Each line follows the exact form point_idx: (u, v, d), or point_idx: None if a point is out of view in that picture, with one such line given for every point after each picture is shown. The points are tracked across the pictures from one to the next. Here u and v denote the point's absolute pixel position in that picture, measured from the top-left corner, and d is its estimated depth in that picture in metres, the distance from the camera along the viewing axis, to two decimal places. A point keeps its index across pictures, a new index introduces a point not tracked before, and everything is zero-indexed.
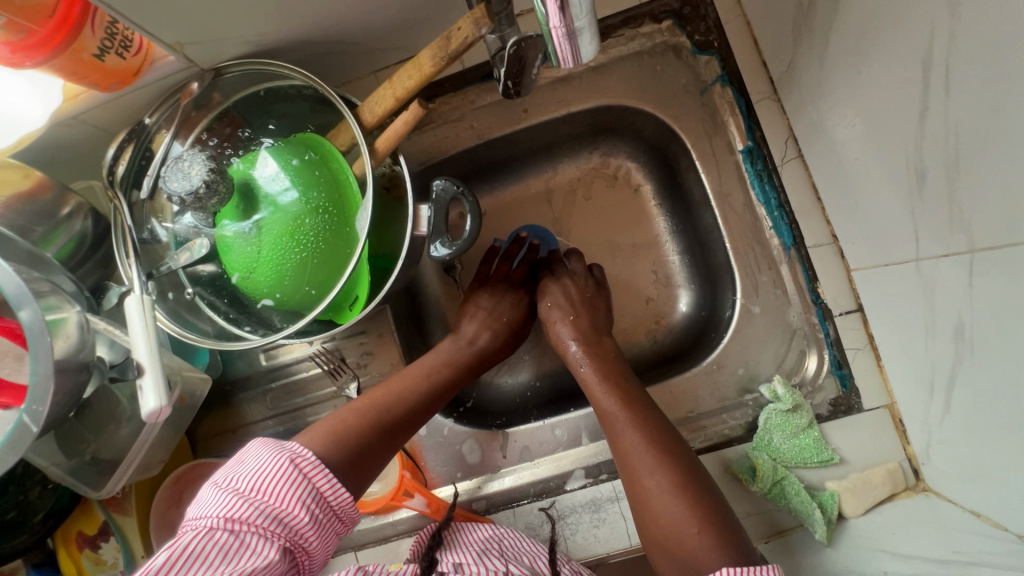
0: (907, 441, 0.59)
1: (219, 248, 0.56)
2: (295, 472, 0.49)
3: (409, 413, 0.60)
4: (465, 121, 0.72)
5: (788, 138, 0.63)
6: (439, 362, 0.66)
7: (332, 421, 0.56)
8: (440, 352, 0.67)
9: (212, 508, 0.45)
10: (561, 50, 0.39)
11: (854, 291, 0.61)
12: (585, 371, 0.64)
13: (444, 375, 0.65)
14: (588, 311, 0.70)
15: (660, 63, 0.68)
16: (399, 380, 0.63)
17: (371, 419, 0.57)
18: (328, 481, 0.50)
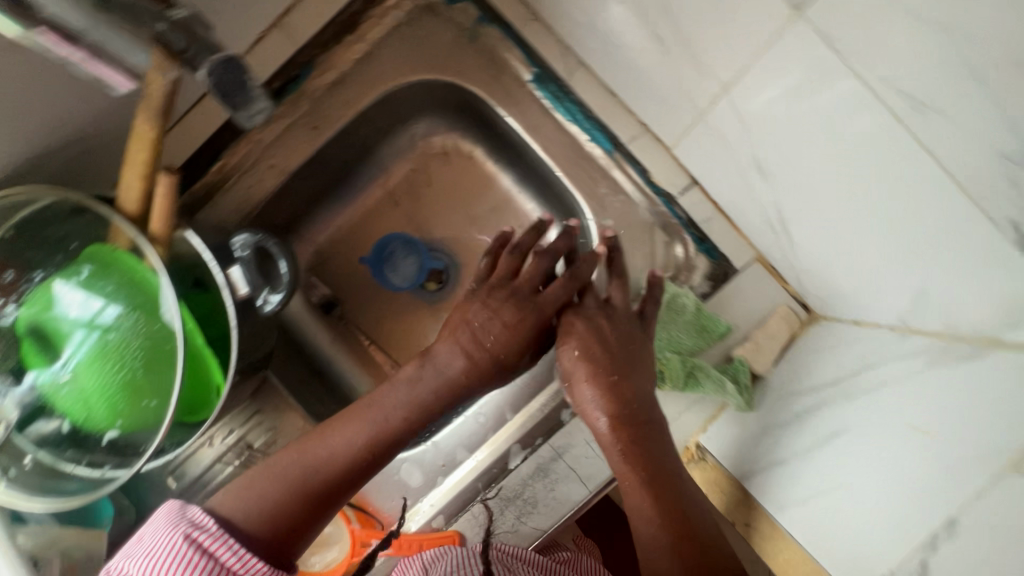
0: (785, 282, 0.60)
1: (37, 400, 0.51)
2: (190, 549, 0.44)
3: (358, 473, 0.53)
4: (263, 164, 0.67)
5: (563, 49, 0.62)
6: (406, 419, 0.55)
7: (270, 486, 0.51)
8: (420, 385, 0.56)
9: None
10: (103, 72, 0.42)
11: (683, 167, 0.61)
12: (601, 415, 0.55)
13: (401, 414, 0.55)
14: (614, 364, 0.56)
15: (420, 28, 0.66)
16: (351, 432, 0.54)
17: (313, 487, 0.51)
18: (227, 555, 0.45)
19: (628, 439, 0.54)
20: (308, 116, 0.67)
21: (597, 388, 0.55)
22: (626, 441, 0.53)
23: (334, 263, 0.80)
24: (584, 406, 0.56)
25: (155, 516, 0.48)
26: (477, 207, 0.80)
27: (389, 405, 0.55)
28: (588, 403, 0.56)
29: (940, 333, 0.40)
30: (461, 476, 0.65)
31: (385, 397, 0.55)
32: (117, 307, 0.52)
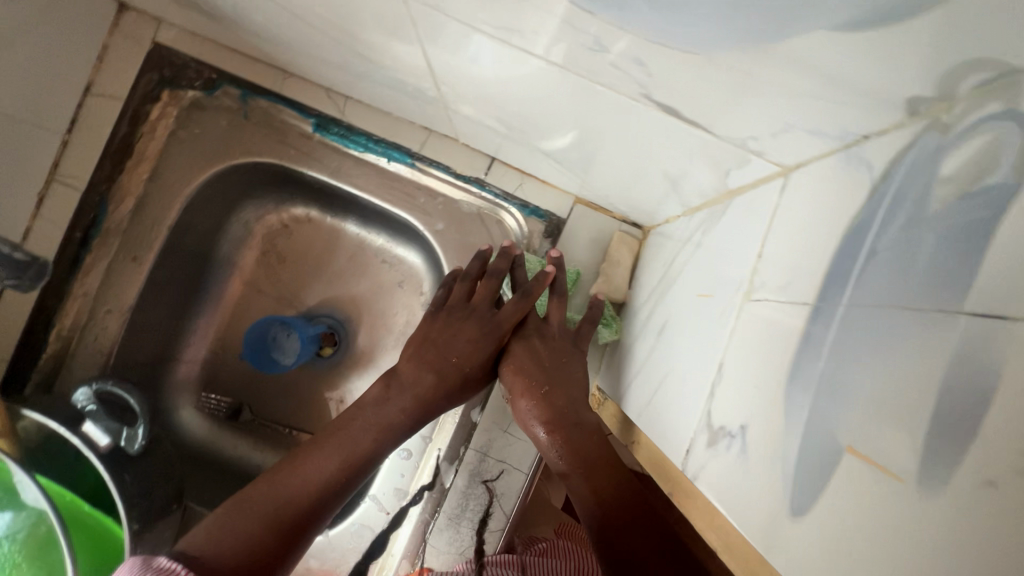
0: (608, 211, 0.64)
1: None
2: None
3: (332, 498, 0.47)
4: (99, 312, 0.67)
5: (327, 94, 0.65)
6: (377, 441, 0.51)
7: (244, 520, 0.42)
8: (388, 406, 0.53)
9: None
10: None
11: (477, 151, 0.64)
12: (532, 417, 0.52)
13: (371, 434, 0.51)
14: (548, 376, 0.52)
15: (195, 126, 0.68)
16: (328, 456, 0.48)
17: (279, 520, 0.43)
18: None
19: (564, 436, 0.49)
20: (124, 248, 0.67)
21: (529, 399, 0.52)
22: (559, 440, 0.48)
23: (224, 372, 0.79)
24: (522, 417, 0.53)
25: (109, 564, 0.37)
26: (336, 263, 0.81)
27: (362, 426, 0.51)
28: (523, 413, 0.52)
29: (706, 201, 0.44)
30: (409, 515, 0.64)
31: (357, 420, 0.51)
32: None
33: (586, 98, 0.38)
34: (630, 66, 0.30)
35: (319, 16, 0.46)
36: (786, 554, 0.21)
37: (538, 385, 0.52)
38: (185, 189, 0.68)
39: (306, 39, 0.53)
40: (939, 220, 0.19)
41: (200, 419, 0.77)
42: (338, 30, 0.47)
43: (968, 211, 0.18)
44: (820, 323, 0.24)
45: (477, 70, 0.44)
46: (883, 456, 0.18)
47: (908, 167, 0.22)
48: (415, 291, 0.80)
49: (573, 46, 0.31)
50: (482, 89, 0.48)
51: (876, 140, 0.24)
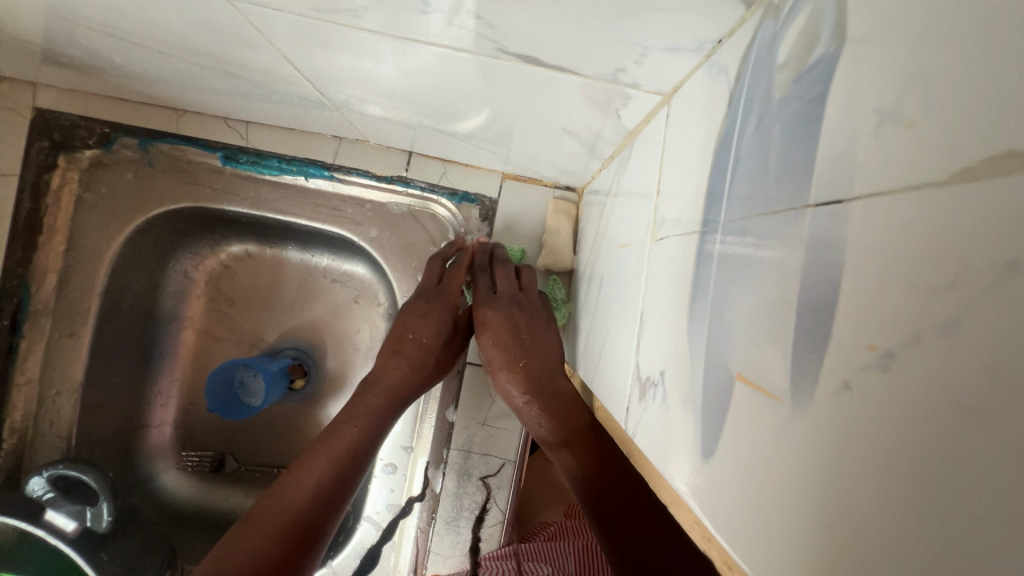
0: (538, 180, 0.62)
1: None
2: None
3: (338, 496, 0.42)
4: (49, 396, 0.65)
5: (227, 123, 0.63)
6: (364, 429, 0.47)
7: (241, 542, 0.37)
8: (365, 400, 0.49)
9: None
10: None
11: (392, 148, 0.62)
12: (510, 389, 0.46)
13: (359, 426, 0.47)
14: (521, 349, 0.47)
15: (101, 185, 0.65)
16: (317, 457, 0.43)
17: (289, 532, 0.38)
18: None
19: (543, 403, 0.43)
20: (59, 325, 0.65)
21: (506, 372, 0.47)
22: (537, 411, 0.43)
23: (198, 426, 0.77)
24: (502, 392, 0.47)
25: None
26: (287, 293, 0.79)
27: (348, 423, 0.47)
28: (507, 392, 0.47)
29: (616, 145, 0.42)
30: (408, 529, 0.63)
31: (340, 415, 0.47)
32: None
33: (457, 68, 0.36)
34: (470, 22, 0.28)
35: (175, 42, 0.43)
36: (702, 497, 0.20)
37: (514, 356, 0.47)
38: (107, 252, 0.65)
39: (176, 70, 0.50)
40: (783, 110, 0.18)
41: (184, 479, 0.75)
42: (198, 53, 0.45)
43: (804, 95, 0.16)
44: (709, 240, 0.22)
45: (347, 66, 0.41)
46: (764, 378, 0.17)
47: (753, 64, 0.20)
48: (372, 303, 0.77)
49: (411, 13, 0.29)
50: (365, 85, 0.46)
51: (728, 42, 0.22)
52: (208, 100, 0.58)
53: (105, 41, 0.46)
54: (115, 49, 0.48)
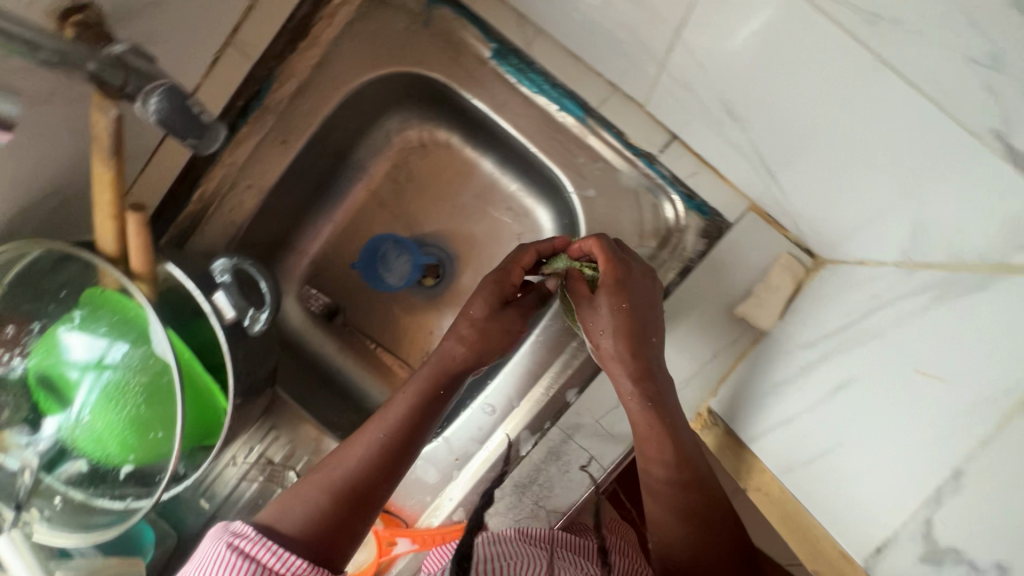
0: (783, 229, 0.56)
1: (60, 442, 0.53)
2: (238, 556, 0.42)
3: (387, 465, 0.53)
4: (239, 185, 0.67)
5: (519, 20, 0.59)
6: (412, 409, 0.56)
7: (300, 496, 0.50)
8: (415, 384, 0.57)
9: (209, 558, 0.42)
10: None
11: (660, 123, 0.57)
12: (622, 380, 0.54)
13: (405, 408, 0.55)
14: (641, 326, 0.55)
15: (374, 21, 0.64)
16: (367, 435, 0.54)
17: (337, 491, 0.50)
18: (276, 557, 0.43)
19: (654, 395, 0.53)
20: (277, 129, 0.66)
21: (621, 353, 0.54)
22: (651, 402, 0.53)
23: (330, 272, 0.80)
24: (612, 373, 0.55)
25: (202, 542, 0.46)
26: (462, 198, 0.78)
27: (397, 404, 0.56)
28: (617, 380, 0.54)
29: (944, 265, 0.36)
30: (475, 470, 0.65)
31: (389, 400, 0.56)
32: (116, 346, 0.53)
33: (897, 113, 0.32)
34: None
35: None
36: None
37: (634, 335, 0.54)
38: (348, 86, 0.66)
39: None
40: None
41: (300, 310, 0.79)
42: None
43: None
44: None
45: None
46: None
47: None
48: None
49: None
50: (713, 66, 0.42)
51: None
52: None
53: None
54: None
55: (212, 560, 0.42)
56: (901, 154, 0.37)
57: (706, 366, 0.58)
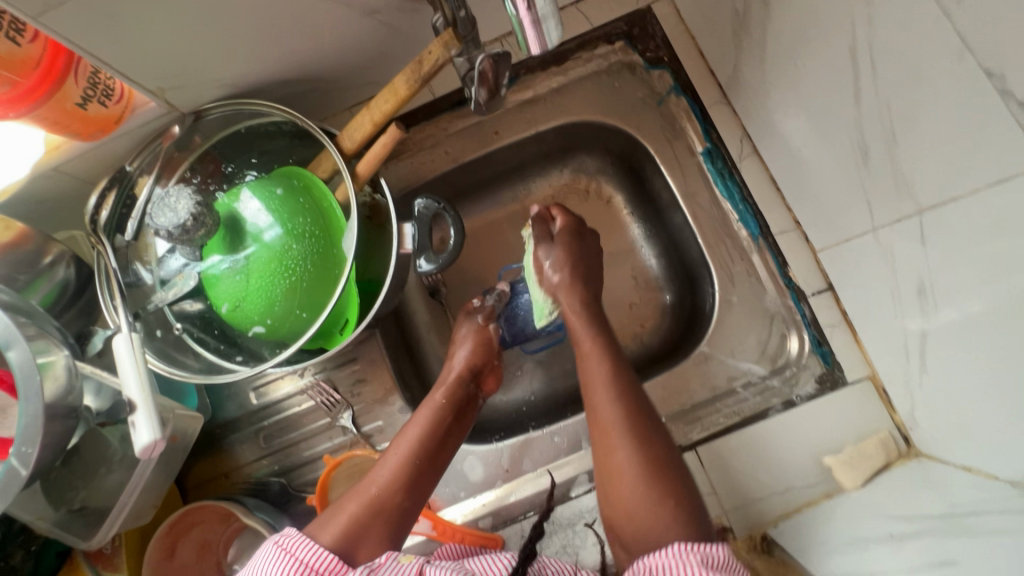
0: (893, 409, 0.61)
1: (207, 280, 0.57)
2: (279, 550, 0.50)
3: (402, 480, 0.60)
4: (439, 148, 0.75)
5: (742, 136, 0.68)
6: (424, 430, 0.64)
7: (335, 512, 0.57)
8: (425, 411, 0.66)
9: (261, 560, 0.50)
10: (528, 38, 0.39)
11: (822, 271, 0.64)
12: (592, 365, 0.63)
13: (415, 436, 0.63)
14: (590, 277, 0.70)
15: (617, 80, 0.73)
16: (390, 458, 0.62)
17: (363, 501, 0.57)
18: (310, 552, 0.50)
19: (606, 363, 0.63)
20: (494, 121, 0.74)
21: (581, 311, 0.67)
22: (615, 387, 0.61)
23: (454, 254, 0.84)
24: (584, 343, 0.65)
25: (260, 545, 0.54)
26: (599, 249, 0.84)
27: (411, 432, 0.64)
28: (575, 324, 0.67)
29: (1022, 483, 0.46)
30: (519, 487, 0.65)
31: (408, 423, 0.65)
32: (306, 225, 0.57)
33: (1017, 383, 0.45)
34: None
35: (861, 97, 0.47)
36: None
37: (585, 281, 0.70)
38: (567, 116, 0.74)
39: (804, 96, 0.55)
40: None
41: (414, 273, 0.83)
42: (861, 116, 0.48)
43: None
44: None
45: (961, 242, 0.44)
46: None
47: None
48: (638, 320, 0.81)
49: None
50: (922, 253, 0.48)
51: None
52: (766, 117, 0.63)
53: (809, 41, 0.51)
54: (798, 46, 0.52)
55: (262, 557, 0.50)
56: (981, 389, 0.48)
57: (776, 496, 0.61)
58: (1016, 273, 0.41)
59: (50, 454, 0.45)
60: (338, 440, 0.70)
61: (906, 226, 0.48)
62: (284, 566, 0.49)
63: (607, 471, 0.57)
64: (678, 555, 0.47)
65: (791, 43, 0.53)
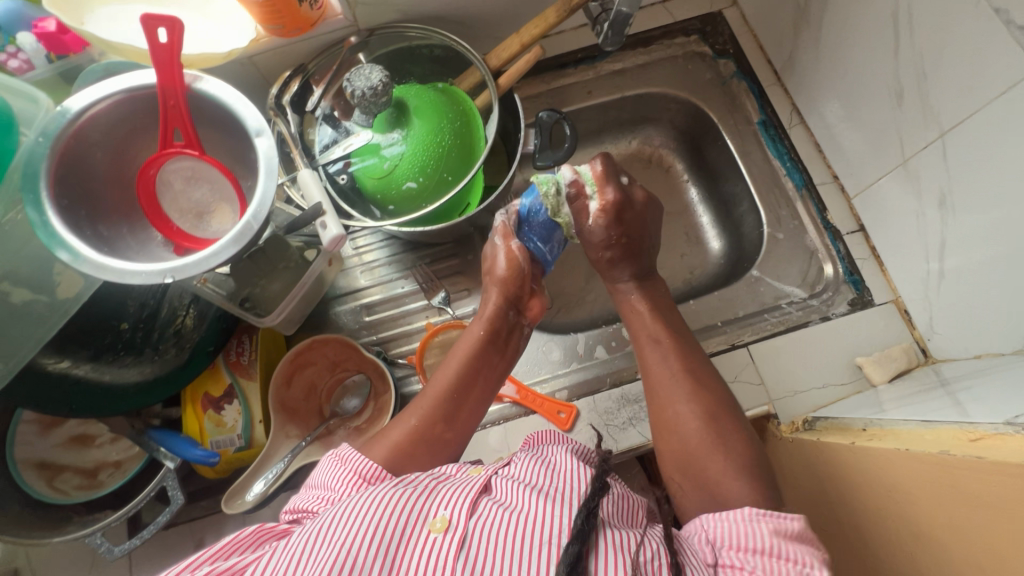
0: (913, 326, 0.73)
1: (371, 145, 0.69)
2: (337, 459, 0.57)
3: (440, 408, 0.63)
4: (541, 99, 0.90)
5: (792, 109, 0.85)
6: (462, 364, 0.65)
7: (380, 440, 0.61)
8: (465, 346, 0.67)
9: (324, 472, 0.57)
10: None
11: (855, 214, 0.78)
12: (643, 320, 0.67)
13: (456, 370, 0.65)
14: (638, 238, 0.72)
15: (690, 64, 0.91)
16: (427, 396, 0.64)
17: (406, 431, 0.61)
18: (360, 463, 0.57)
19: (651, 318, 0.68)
20: (588, 83, 0.91)
21: (628, 283, 0.72)
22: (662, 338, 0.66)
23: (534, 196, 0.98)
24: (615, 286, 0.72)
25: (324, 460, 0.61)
26: None
27: (448, 367, 0.65)
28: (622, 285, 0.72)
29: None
30: (592, 370, 0.76)
31: (449, 356, 0.66)
32: (455, 113, 0.71)
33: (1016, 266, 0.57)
34: None
35: (897, 53, 0.63)
36: None
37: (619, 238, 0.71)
38: (647, 87, 0.91)
39: (848, 64, 0.71)
40: None
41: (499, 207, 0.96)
42: (896, 72, 0.64)
43: None
44: None
45: (972, 154, 0.58)
46: None
47: None
48: (689, 266, 0.94)
49: None
50: (942, 174, 0.62)
51: None
52: (814, 90, 0.80)
53: (854, 17, 0.68)
54: (845, 26, 0.70)
55: (325, 467, 0.58)
56: (992, 281, 0.60)
57: (816, 390, 0.72)
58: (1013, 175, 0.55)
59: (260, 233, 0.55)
60: (433, 317, 0.80)
61: (931, 151, 0.63)
62: (342, 473, 0.56)
63: (666, 419, 0.60)
64: (745, 519, 0.48)
65: (839, 25, 0.70)
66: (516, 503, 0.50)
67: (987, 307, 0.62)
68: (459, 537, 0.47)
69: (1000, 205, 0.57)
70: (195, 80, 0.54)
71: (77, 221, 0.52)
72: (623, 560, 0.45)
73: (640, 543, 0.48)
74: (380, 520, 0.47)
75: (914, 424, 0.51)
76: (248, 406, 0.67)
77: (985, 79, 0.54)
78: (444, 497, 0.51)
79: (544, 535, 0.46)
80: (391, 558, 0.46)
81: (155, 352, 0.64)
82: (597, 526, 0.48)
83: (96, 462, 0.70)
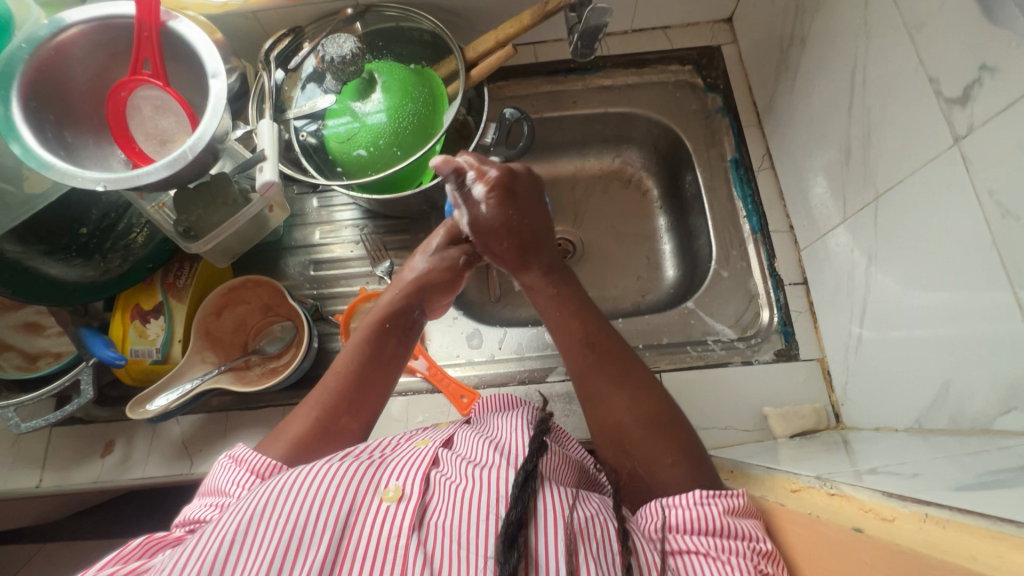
0: (831, 389, 0.71)
1: (336, 109, 0.74)
2: (236, 463, 0.56)
3: (338, 403, 0.62)
4: (527, 101, 0.93)
5: (764, 153, 0.84)
6: (360, 357, 0.64)
7: (275, 440, 0.59)
8: (359, 343, 0.65)
9: (222, 477, 0.56)
10: None
11: (801, 267, 0.77)
12: (565, 313, 0.63)
13: (357, 363, 0.63)
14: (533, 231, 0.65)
15: (679, 92, 0.92)
16: (324, 390, 0.62)
17: (305, 427, 0.60)
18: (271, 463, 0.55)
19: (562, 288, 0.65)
20: (576, 93, 0.93)
21: (542, 279, 0.65)
22: (585, 315, 0.62)
23: None
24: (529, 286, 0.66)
25: (216, 464, 0.59)
26: (627, 228, 0.97)
27: (347, 362, 0.64)
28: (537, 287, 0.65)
29: (911, 427, 0.57)
30: (508, 364, 0.78)
31: (346, 349, 0.64)
32: (421, 96, 0.74)
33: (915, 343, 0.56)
34: None
35: (851, 110, 0.63)
36: None
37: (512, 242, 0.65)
38: (632, 107, 0.92)
39: (814, 115, 0.71)
40: None
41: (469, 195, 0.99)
42: (848, 130, 0.64)
43: None
44: None
45: (896, 220, 0.57)
46: None
47: None
48: (642, 290, 0.92)
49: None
50: (871, 238, 0.62)
51: None
52: (785, 137, 0.79)
53: (822, 69, 0.68)
54: (814, 77, 0.70)
55: (223, 471, 0.56)
56: (896, 353, 0.59)
57: (717, 430, 0.71)
58: (925, 250, 0.54)
59: (198, 167, 0.60)
60: (373, 285, 0.83)
61: (866, 212, 0.62)
62: (239, 474, 0.55)
63: (608, 428, 0.58)
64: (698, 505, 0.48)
65: (809, 77, 0.71)
66: (459, 476, 0.51)
67: (889, 380, 0.60)
68: (413, 507, 0.48)
69: (910, 278, 0.56)
70: (171, 19, 0.60)
71: (41, 124, 0.58)
72: (562, 522, 0.46)
73: (579, 506, 0.49)
74: (312, 500, 0.46)
75: (763, 468, 0.54)
76: (172, 324, 0.72)
77: (915, 147, 0.53)
78: (394, 469, 0.52)
79: (489, 499, 0.47)
80: (337, 537, 0.45)
81: (103, 259, 0.70)
82: (539, 489, 0.49)
83: (41, 349, 0.77)
